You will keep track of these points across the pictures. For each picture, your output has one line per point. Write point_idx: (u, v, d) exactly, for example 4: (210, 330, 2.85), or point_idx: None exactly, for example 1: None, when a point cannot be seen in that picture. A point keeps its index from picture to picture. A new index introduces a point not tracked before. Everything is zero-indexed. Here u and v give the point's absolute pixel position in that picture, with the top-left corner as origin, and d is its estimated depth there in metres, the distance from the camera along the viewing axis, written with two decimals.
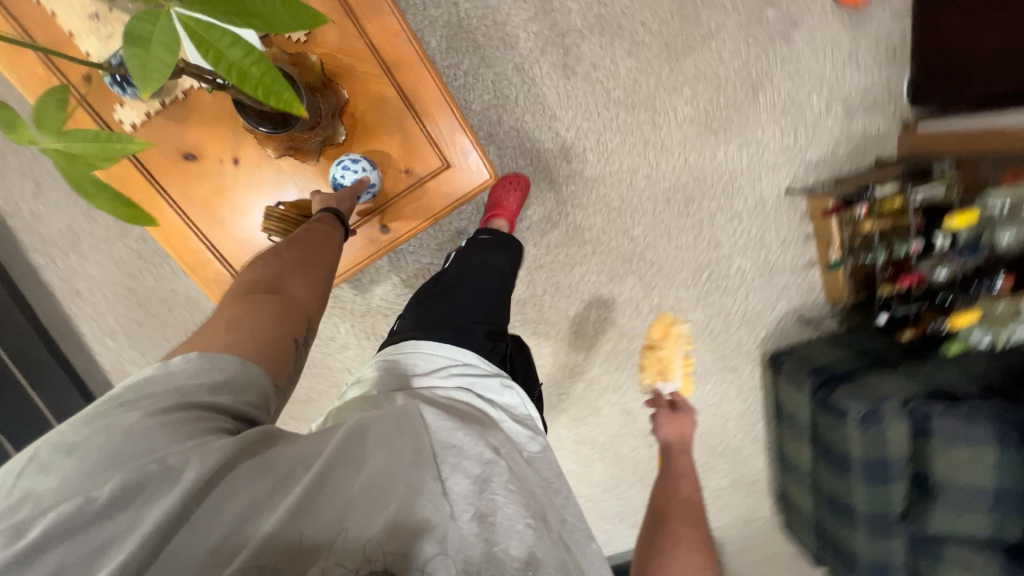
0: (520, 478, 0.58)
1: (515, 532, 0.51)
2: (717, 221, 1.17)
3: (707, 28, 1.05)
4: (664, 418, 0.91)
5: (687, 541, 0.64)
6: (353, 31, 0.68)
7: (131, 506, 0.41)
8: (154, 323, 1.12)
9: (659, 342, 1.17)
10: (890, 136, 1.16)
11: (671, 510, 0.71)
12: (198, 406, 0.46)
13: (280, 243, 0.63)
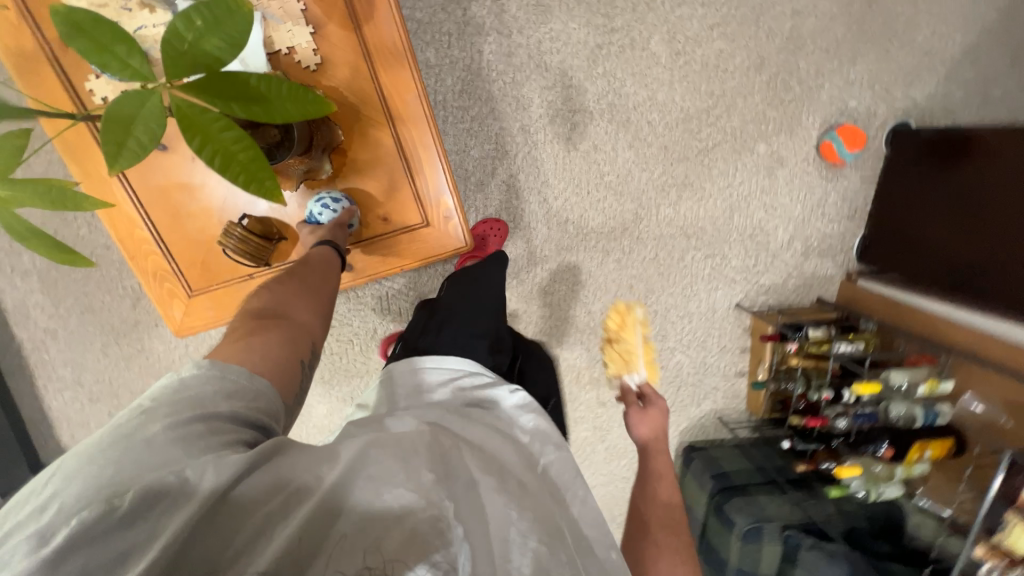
0: (533, 495, 0.53)
1: (528, 550, 0.46)
2: (669, 316, 1.24)
3: (704, 144, 1.11)
4: (633, 415, 0.82)
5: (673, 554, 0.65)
6: (367, 75, 0.67)
7: (152, 517, 0.36)
8: (77, 273, 1.04)
9: (619, 334, 0.99)
10: (834, 282, 1.27)
11: (651, 521, 0.69)
12: (214, 418, 0.44)
13: (284, 273, 0.66)
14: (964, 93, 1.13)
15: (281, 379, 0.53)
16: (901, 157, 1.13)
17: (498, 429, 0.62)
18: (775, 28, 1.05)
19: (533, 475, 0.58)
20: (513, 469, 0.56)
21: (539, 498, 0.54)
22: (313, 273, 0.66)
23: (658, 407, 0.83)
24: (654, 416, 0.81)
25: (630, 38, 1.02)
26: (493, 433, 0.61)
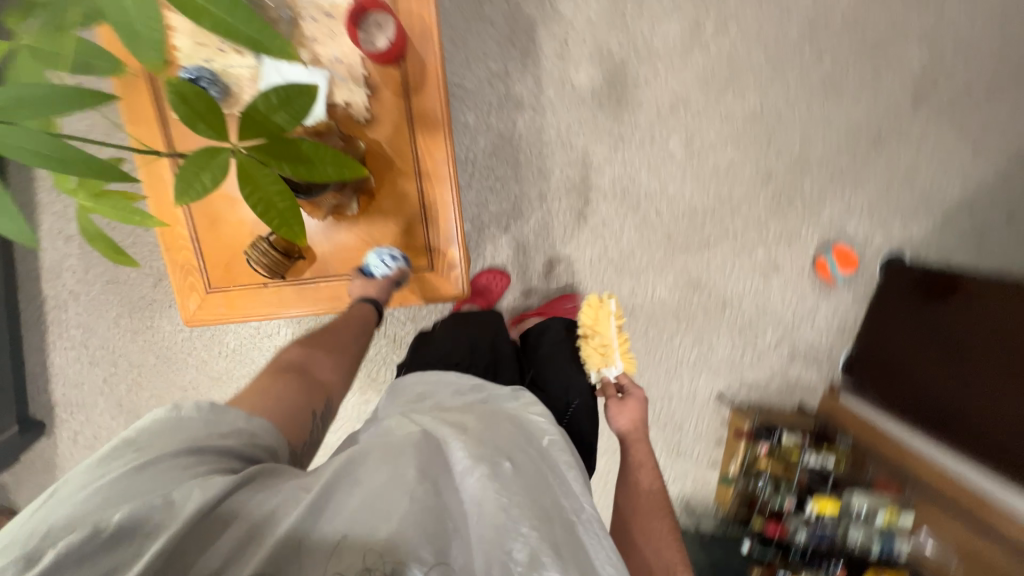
0: (529, 479, 0.54)
1: (518, 535, 0.47)
2: (649, 392, 1.27)
3: (706, 238, 1.18)
4: (614, 409, 0.90)
5: (656, 536, 0.75)
6: (407, 136, 0.76)
7: (138, 535, 0.41)
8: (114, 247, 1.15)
9: (596, 328, 0.97)
10: (817, 391, 1.29)
11: (638, 509, 0.79)
12: (207, 450, 0.50)
13: (318, 330, 0.77)
14: (962, 237, 1.18)
15: (273, 424, 0.59)
16: (893, 286, 1.17)
17: (504, 414, 0.65)
18: (785, 149, 1.14)
19: (539, 456, 0.60)
20: (515, 448, 0.57)
21: (537, 479, 0.55)
22: (340, 334, 0.77)
23: (636, 393, 0.91)
24: (631, 403, 0.90)
25: (650, 134, 1.11)
26: (496, 416, 0.64)
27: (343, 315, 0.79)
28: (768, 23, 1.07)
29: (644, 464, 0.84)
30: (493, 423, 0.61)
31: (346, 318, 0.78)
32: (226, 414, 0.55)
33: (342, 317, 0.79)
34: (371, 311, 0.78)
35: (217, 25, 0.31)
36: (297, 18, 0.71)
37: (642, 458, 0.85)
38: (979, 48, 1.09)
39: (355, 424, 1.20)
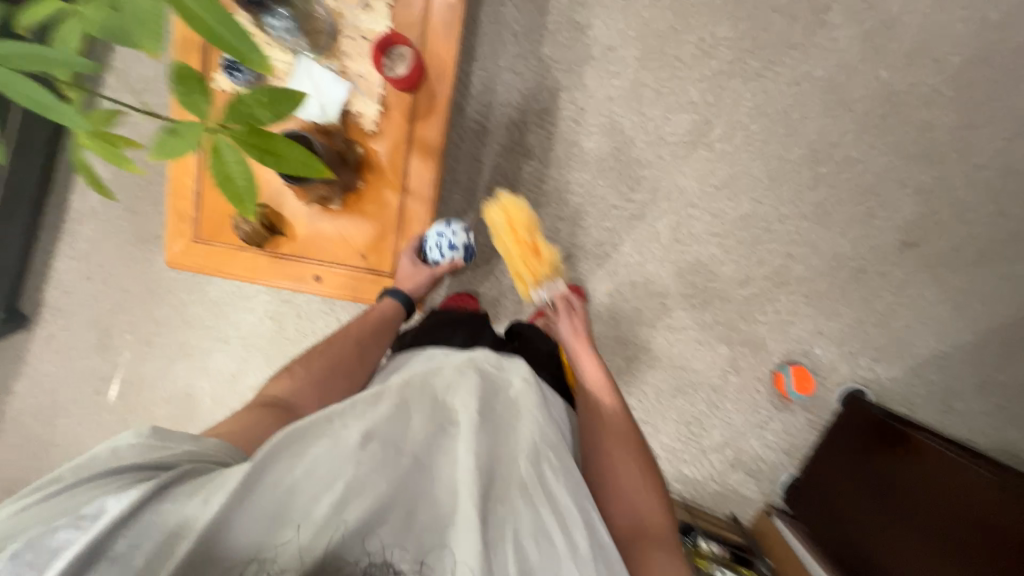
0: (497, 438, 0.59)
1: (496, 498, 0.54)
2: None
3: (673, 322, 1.21)
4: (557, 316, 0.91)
5: (622, 455, 0.70)
6: (403, 153, 0.85)
7: (48, 554, 0.42)
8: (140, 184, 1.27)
9: (512, 247, 0.97)
10: (753, 507, 1.25)
11: (605, 430, 0.73)
12: (133, 469, 0.49)
13: (321, 351, 0.76)
14: (929, 391, 1.16)
15: (228, 446, 0.58)
16: (846, 419, 1.14)
17: (472, 367, 0.66)
18: (766, 259, 1.17)
19: (503, 408, 0.63)
20: (478, 404, 0.60)
21: (502, 429, 0.61)
22: (345, 348, 0.77)
23: (578, 310, 0.92)
24: (574, 317, 0.90)
25: (641, 211, 1.17)
26: (461, 374, 0.64)
27: (353, 329, 0.80)
28: (773, 140, 1.13)
29: (601, 377, 0.80)
30: (454, 380, 0.63)
31: (365, 326, 0.81)
32: (172, 438, 0.54)
33: (373, 314, 0.83)
34: (403, 304, 0.86)
35: (205, 28, 0.39)
36: (337, 35, 0.82)
37: (596, 374, 0.80)
38: (972, 214, 1.12)
39: None
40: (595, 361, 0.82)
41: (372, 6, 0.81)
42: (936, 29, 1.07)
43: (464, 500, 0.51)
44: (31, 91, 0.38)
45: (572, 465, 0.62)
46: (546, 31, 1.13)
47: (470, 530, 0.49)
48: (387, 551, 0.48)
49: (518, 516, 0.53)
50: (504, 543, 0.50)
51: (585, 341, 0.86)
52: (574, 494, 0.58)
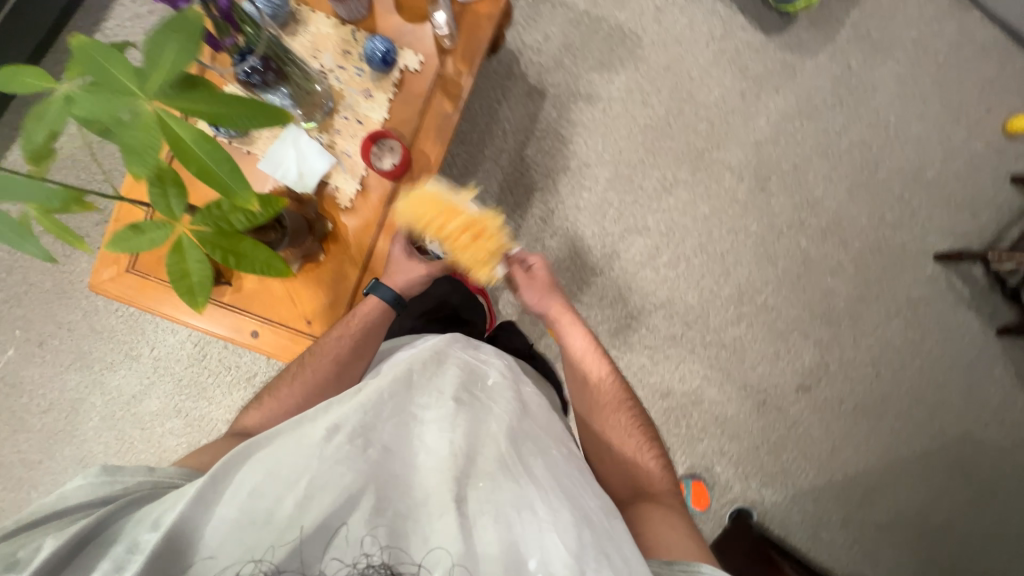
0: (477, 419, 0.61)
1: (485, 487, 0.53)
2: None
3: None
4: (523, 284, 0.90)
5: (618, 423, 0.79)
6: (373, 234, 0.86)
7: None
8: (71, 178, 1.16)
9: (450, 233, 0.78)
10: None
11: (600, 404, 0.80)
12: (84, 508, 0.49)
13: (296, 377, 0.76)
14: (803, 520, 1.30)
15: (186, 471, 0.58)
16: (733, 537, 1.24)
17: (452, 356, 0.71)
18: (687, 377, 1.29)
19: (483, 393, 0.67)
20: (456, 389, 0.65)
21: (483, 410, 0.63)
22: (321, 368, 0.76)
23: (539, 273, 0.90)
24: (535, 283, 0.90)
25: (587, 312, 1.26)
26: (441, 363, 0.67)
27: (332, 339, 0.78)
28: (708, 276, 1.28)
29: (586, 344, 0.85)
30: (431, 376, 0.65)
31: (345, 341, 0.78)
32: (121, 470, 0.53)
33: (354, 324, 0.80)
34: (393, 306, 0.81)
35: (201, 168, 0.42)
36: (332, 112, 0.85)
37: (580, 342, 0.85)
38: (855, 372, 1.31)
39: (201, 439, 1.21)
40: (575, 327, 0.86)
41: (373, 95, 0.84)
42: (847, 215, 1.29)
43: (439, 482, 0.53)
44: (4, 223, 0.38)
45: (552, 452, 0.63)
46: (533, 134, 1.23)
47: (445, 514, 0.50)
48: (383, 546, 0.47)
49: (501, 493, 0.53)
50: (485, 521, 0.50)
51: (556, 303, 0.88)
52: (554, 472, 0.58)
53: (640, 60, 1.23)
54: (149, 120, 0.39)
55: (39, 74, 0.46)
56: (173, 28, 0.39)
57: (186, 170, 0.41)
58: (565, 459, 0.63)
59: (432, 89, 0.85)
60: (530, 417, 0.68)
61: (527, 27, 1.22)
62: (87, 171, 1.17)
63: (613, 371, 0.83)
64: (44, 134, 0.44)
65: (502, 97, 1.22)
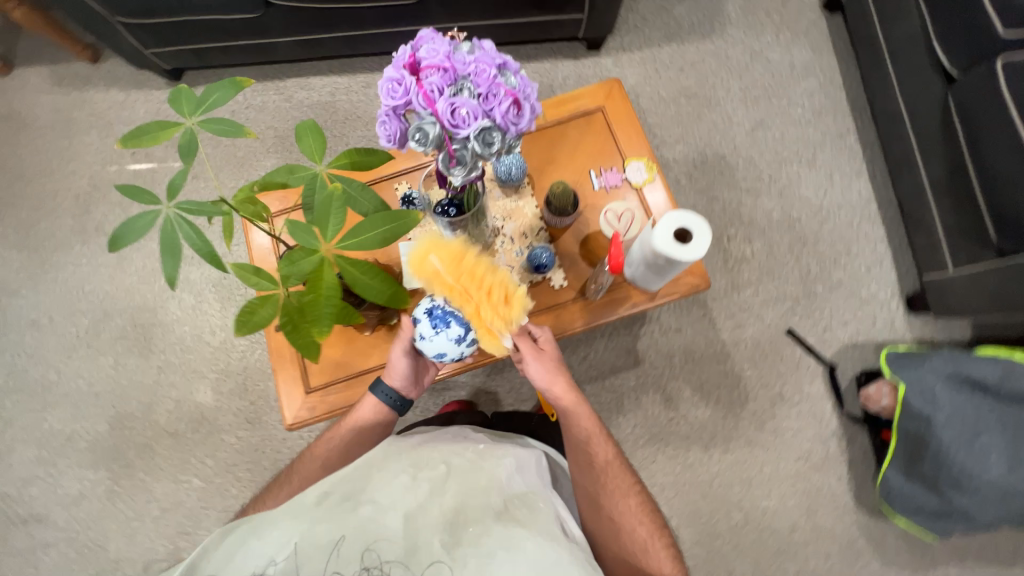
0: (463, 484, 0.64)
1: (477, 540, 0.57)
2: None
3: None
4: (530, 360, 0.76)
5: (620, 506, 0.74)
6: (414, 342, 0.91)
7: None
8: (321, 113, 1.44)
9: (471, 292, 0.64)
10: None
11: (607, 493, 0.75)
12: None
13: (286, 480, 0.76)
14: None
15: None
16: None
17: (443, 438, 0.73)
18: None
19: (477, 455, 0.70)
20: (445, 455, 0.68)
21: (472, 468, 0.67)
22: (312, 468, 0.77)
23: (547, 347, 0.79)
24: (544, 357, 0.78)
25: None
26: (436, 442, 0.71)
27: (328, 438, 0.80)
28: None
29: (592, 432, 0.77)
30: (422, 447, 0.69)
31: (337, 442, 0.79)
32: None
33: (348, 426, 0.80)
34: (388, 405, 0.80)
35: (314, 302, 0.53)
36: None
37: (587, 425, 0.77)
38: None
39: (183, 324, 1.32)
40: (581, 408, 0.78)
41: (511, 275, 0.94)
42: None
43: (431, 525, 0.57)
44: (170, 239, 0.50)
45: (538, 505, 0.68)
46: (604, 380, 1.23)
47: (434, 554, 0.54)
48: (381, 561, 0.52)
49: (489, 532, 0.58)
50: (477, 559, 0.55)
51: (565, 381, 0.78)
52: (537, 518, 0.65)
53: (734, 414, 1.22)
54: (315, 260, 0.53)
55: (320, 146, 0.62)
56: (387, 223, 0.56)
57: (306, 296, 0.53)
58: (547, 518, 0.66)
59: (554, 308, 0.93)
60: (521, 479, 0.70)
61: (677, 308, 1.27)
62: (332, 118, 1.43)
63: (620, 452, 0.79)
64: (281, 180, 0.58)
65: (608, 334, 1.25)
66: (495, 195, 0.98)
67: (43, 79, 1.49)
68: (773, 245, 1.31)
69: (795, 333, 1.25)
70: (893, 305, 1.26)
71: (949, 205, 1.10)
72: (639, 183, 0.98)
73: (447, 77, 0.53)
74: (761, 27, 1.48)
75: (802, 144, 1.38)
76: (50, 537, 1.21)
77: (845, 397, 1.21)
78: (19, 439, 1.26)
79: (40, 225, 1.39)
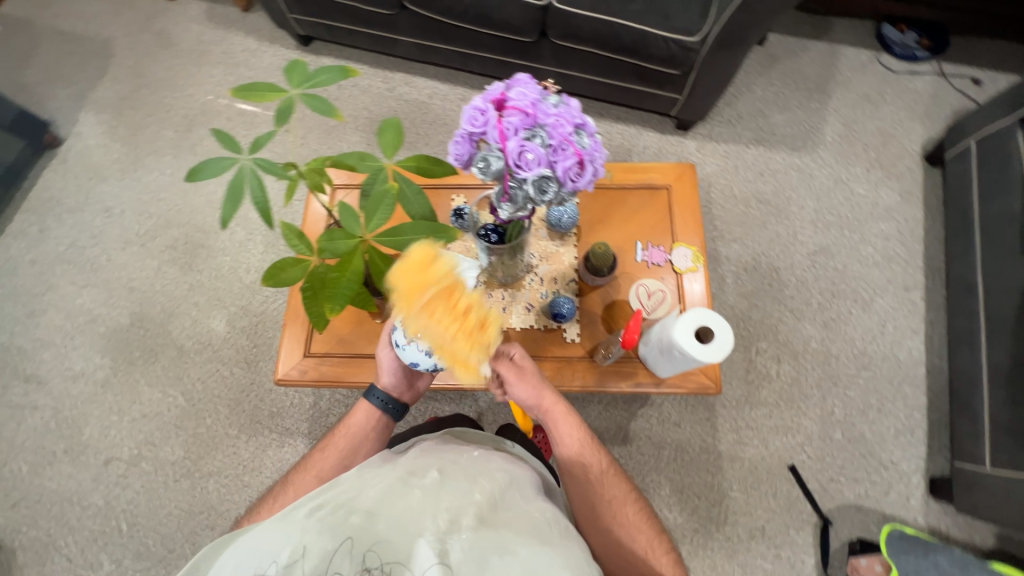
0: (455, 491, 0.59)
1: (470, 546, 0.50)
2: (156, 546, 1.17)
3: None
4: (512, 377, 0.76)
5: (615, 509, 0.72)
6: None
7: None
8: (415, 110, 1.54)
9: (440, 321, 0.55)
10: None
11: (602, 501, 0.73)
12: None
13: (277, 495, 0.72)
14: None
15: None
16: None
17: (437, 451, 0.71)
18: None
19: (469, 468, 0.66)
20: (439, 467, 0.65)
21: (466, 479, 0.63)
22: (304, 483, 0.73)
23: (526, 364, 0.78)
24: (524, 375, 0.77)
25: None
26: (432, 454, 0.69)
27: (322, 447, 0.78)
28: None
29: (583, 441, 0.76)
30: (417, 461, 0.66)
31: (331, 453, 0.77)
32: None
33: (343, 437, 0.79)
34: (382, 410, 0.81)
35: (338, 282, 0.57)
36: (502, 285, 0.96)
37: (574, 435, 0.76)
38: None
39: (226, 253, 1.41)
40: (567, 417, 0.77)
41: (529, 313, 0.95)
42: None
43: (426, 522, 0.52)
44: (236, 187, 0.56)
45: (536, 514, 0.62)
46: None
47: (429, 553, 0.48)
48: (382, 561, 0.46)
49: (484, 534, 0.53)
50: (474, 561, 0.48)
51: (550, 395, 0.78)
52: (536, 526, 0.58)
53: (707, 532, 1.14)
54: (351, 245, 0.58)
55: (395, 144, 0.66)
56: (429, 232, 0.60)
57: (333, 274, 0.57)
58: (546, 527, 0.60)
59: (558, 358, 0.92)
60: (517, 491, 0.66)
61: (682, 402, 1.22)
62: (422, 117, 1.53)
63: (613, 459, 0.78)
64: (351, 164, 0.63)
65: (607, 402, 1.23)
66: (540, 234, 1.00)
67: (199, 12, 1.69)
68: (802, 373, 1.25)
69: (797, 472, 1.17)
70: (914, 480, 1.16)
71: (1002, 397, 1.02)
72: (681, 268, 0.97)
73: (526, 121, 0.56)
74: (854, 158, 1.46)
75: (863, 283, 1.34)
76: (40, 400, 1.29)
77: (831, 559, 1.11)
78: (53, 304, 1.38)
79: (147, 130, 1.55)
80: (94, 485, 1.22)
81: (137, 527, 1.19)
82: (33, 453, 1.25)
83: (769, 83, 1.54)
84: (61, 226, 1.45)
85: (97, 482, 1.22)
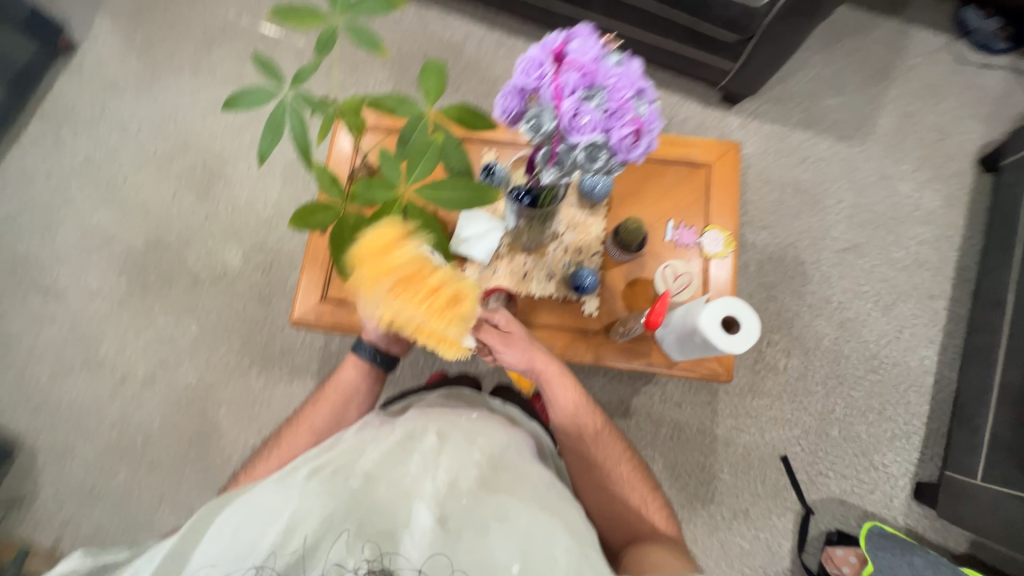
0: (455, 455, 0.60)
1: (469, 519, 0.51)
2: (170, 461, 1.24)
3: None
4: (500, 345, 0.72)
5: (611, 466, 0.75)
6: None
7: None
8: (446, 52, 1.45)
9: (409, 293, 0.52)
10: None
11: (598, 460, 0.75)
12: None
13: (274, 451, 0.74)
14: None
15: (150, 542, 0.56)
16: None
17: (438, 412, 0.72)
18: None
19: (468, 431, 0.67)
20: (439, 429, 0.65)
21: (466, 443, 0.63)
22: (299, 441, 0.75)
23: (513, 329, 0.74)
24: (513, 340, 0.74)
25: None
26: (433, 415, 0.70)
27: (316, 403, 0.79)
28: None
29: (578, 402, 0.77)
30: (418, 422, 0.67)
31: (322, 409, 0.78)
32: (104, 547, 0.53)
33: (334, 394, 0.80)
34: (371, 367, 0.81)
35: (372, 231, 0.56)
36: (525, 250, 0.93)
37: (569, 398, 0.76)
38: None
39: (244, 185, 1.38)
40: (562, 380, 0.76)
41: (550, 283, 0.93)
42: None
43: (426, 485, 0.54)
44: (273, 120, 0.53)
45: (536, 480, 0.63)
46: None
47: (427, 531, 0.49)
48: (382, 554, 0.46)
49: (482, 502, 0.53)
50: (473, 533, 0.50)
51: (542, 356, 0.76)
52: (533, 491, 0.60)
53: (693, 508, 1.19)
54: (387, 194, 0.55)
55: (436, 89, 0.62)
56: (467, 188, 0.57)
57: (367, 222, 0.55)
58: (544, 490, 0.61)
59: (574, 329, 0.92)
60: (516, 454, 0.67)
61: (686, 384, 1.24)
62: (454, 60, 1.44)
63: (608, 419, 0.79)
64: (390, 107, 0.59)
65: (611, 376, 1.24)
66: (569, 201, 0.96)
67: None
68: (810, 369, 1.25)
69: (788, 463, 1.20)
70: (900, 483, 1.20)
71: (1008, 416, 1.02)
72: (709, 252, 0.95)
73: (583, 80, 0.52)
74: (904, 154, 1.38)
75: (887, 286, 1.31)
76: (58, 313, 1.31)
77: (807, 546, 1.17)
78: (69, 219, 1.37)
79: (164, 44, 1.47)
80: (111, 400, 1.27)
81: (152, 442, 1.25)
82: (53, 364, 1.29)
83: (828, 61, 1.43)
84: (76, 140, 1.41)
85: (114, 397, 1.27)
